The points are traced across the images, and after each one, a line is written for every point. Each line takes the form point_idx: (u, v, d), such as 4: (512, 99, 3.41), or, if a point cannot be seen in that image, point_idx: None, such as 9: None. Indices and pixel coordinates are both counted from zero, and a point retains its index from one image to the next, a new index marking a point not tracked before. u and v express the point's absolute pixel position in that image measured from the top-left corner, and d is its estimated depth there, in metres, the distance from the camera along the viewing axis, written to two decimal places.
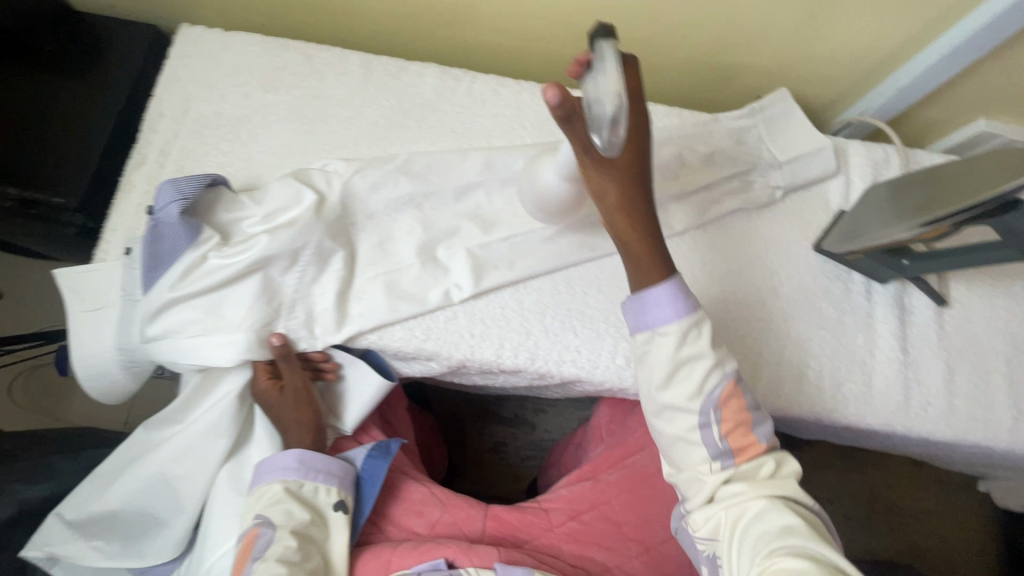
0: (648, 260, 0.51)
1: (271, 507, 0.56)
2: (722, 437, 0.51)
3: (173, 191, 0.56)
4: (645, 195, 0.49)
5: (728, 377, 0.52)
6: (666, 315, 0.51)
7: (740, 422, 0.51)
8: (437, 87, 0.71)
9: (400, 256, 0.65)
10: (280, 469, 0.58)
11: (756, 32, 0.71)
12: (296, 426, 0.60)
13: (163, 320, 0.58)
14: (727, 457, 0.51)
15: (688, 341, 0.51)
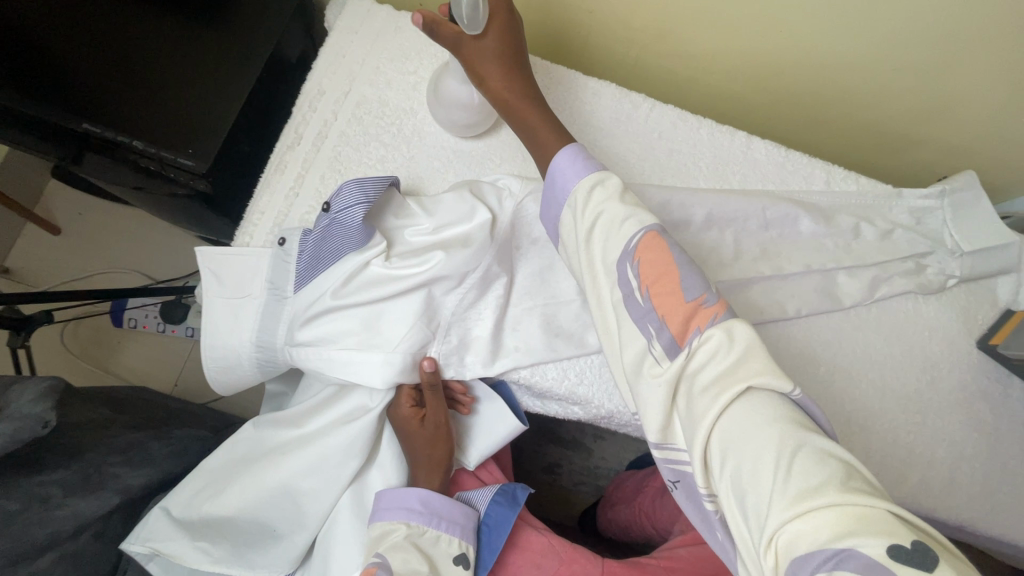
0: (540, 124, 0.52)
1: (392, 552, 0.51)
2: (642, 294, 0.42)
3: (359, 193, 0.51)
4: (522, 72, 0.53)
5: (645, 232, 0.43)
6: (571, 177, 0.48)
7: (665, 273, 0.41)
8: (613, 113, 0.67)
9: (561, 289, 0.60)
10: (403, 509, 0.54)
11: (952, 107, 0.65)
12: (430, 465, 0.56)
13: (315, 327, 0.53)
14: (651, 320, 0.41)
15: (593, 203, 0.46)
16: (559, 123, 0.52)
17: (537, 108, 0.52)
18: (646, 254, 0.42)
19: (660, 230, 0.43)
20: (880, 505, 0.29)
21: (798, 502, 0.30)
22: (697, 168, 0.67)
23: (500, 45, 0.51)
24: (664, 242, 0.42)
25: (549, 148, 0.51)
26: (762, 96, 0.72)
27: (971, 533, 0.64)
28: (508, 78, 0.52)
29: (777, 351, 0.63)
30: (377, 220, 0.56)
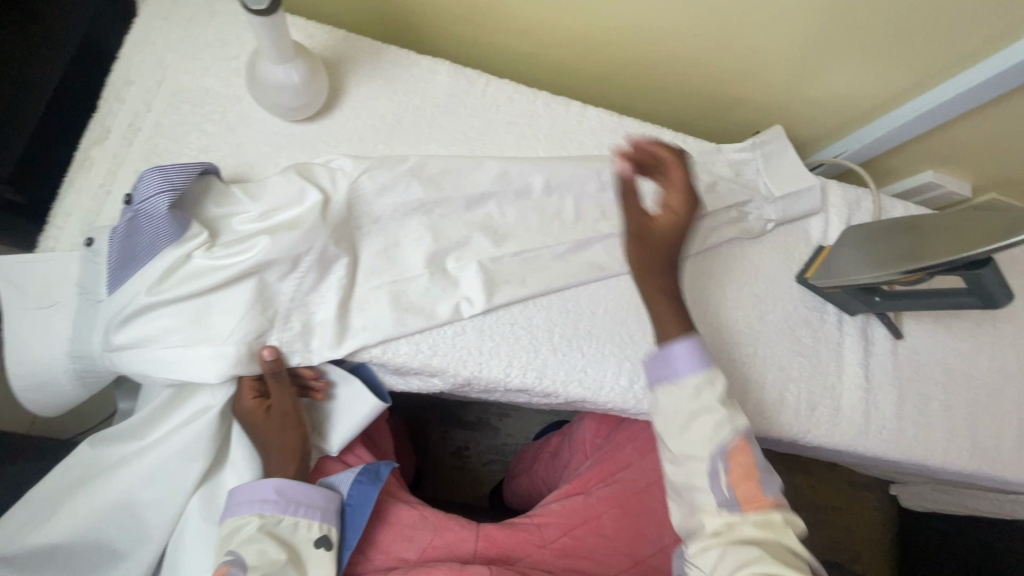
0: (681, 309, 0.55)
1: (244, 546, 0.51)
2: (727, 486, 0.48)
3: (161, 180, 0.49)
4: (657, 260, 0.56)
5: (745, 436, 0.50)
6: (685, 369, 0.52)
7: (751, 476, 0.48)
8: (450, 89, 0.68)
9: (408, 265, 0.61)
10: (256, 502, 0.52)
11: (757, 69, 0.73)
12: (283, 453, 0.55)
13: (135, 327, 0.50)
14: (733, 508, 0.48)
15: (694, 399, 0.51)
16: (690, 313, 0.56)
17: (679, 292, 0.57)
18: (739, 455, 0.49)
19: (748, 434, 0.50)
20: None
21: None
22: (537, 139, 0.69)
23: (669, 248, 0.56)
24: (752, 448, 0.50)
25: (671, 331, 0.54)
26: (597, 66, 0.76)
27: (802, 443, 0.72)
28: (656, 277, 0.56)
29: (623, 303, 0.67)
30: (194, 209, 0.53)
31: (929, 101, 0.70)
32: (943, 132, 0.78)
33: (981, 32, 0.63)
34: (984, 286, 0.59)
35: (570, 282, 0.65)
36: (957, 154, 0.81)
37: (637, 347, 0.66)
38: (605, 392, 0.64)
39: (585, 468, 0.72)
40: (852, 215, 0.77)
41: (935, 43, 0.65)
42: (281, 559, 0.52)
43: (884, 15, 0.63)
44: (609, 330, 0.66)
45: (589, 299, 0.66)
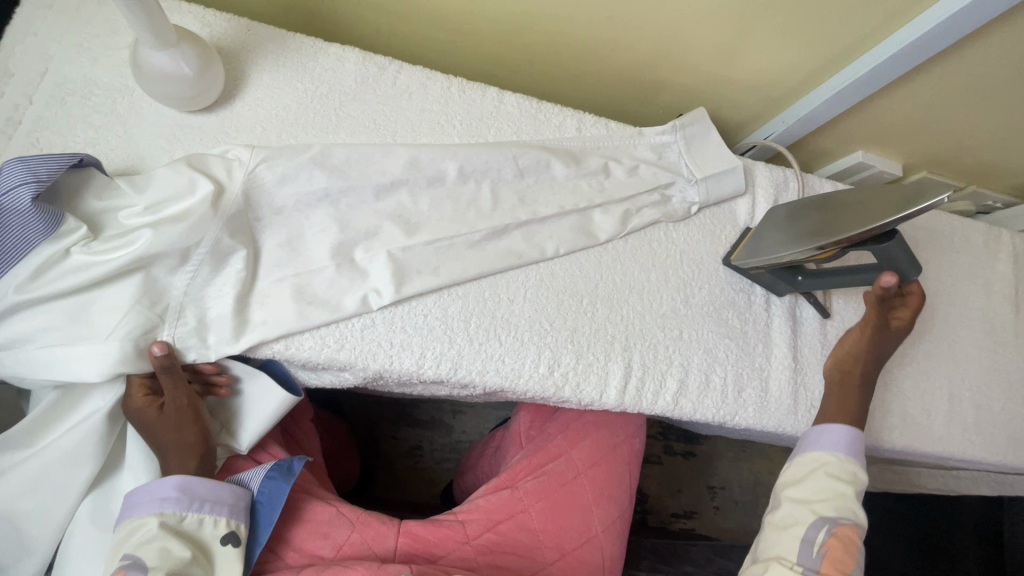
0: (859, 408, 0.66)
1: (143, 546, 0.48)
2: (819, 552, 0.55)
3: (24, 171, 0.47)
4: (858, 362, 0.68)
5: (855, 521, 0.58)
6: (833, 443, 0.62)
7: (843, 561, 0.55)
8: (358, 77, 0.66)
9: (313, 257, 0.59)
10: (156, 500, 0.50)
11: (676, 51, 0.72)
12: (181, 450, 0.52)
13: (10, 327, 0.48)
14: (814, 566, 0.55)
15: (826, 464, 0.61)
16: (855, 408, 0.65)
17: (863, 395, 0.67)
18: (844, 537, 0.56)
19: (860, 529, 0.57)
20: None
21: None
22: (452, 125, 0.68)
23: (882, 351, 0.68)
24: (857, 532, 0.57)
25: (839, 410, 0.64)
26: (516, 52, 0.75)
27: (733, 426, 0.72)
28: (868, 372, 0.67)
29: (542, 290, 0.66)
30: (70, 203, 0.51)
31: (846, 77, 0.70)
32: (864, 111, 0.79)
33: (885, 6, 0.63)
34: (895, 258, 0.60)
35: (486, 269, 0.64)
36: (883, 132, 0.82)
37: (557, 335, 0.65)
38: (524, 380, 0.63)
39: (515, 460, 0.69)
40: (778, 195, 0.77)
41: (843, 18, 0.65)
42: (185, 558, 0.49)
43: None
44: (528, 318, 0.65)
45: (507, 287, 0.65)
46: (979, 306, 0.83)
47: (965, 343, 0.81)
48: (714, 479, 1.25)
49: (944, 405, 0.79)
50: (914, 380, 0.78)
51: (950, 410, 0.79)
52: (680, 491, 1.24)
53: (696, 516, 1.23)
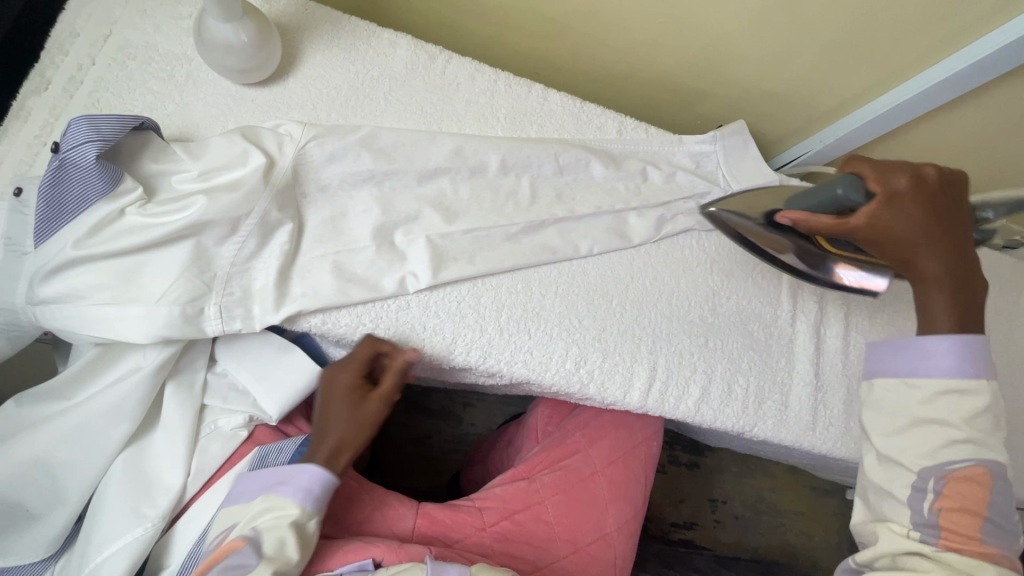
0: (977, 293, 0.53)
1: (269, 528, 0.47)
2: (934, 510, 0.49)
3: (90, 129, 0.48)
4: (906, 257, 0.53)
5: (981, 462, 0.49)
6: (936, 367, 0.51)
7: (964, 513, 0.48)
8: (409, 64, 0.67)
9: (354, 236, 0.60)
10: (300, 488, 0.49)
11: (723, 60, 0.72)
12: (338, 444, 0.52)
13: (61, 281, 0.49)
14: (932, 528, 0.49)
15: (927, 398, 0.51)
16: (974, 298, 0.53)
17: (970, 276, 0.53)
18: (963, 484, 0.49)
19: (987, 470, 0.48)
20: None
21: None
22: (496, 118, 0.69)
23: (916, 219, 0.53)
24: (981, 475, 0.49)
25: (940, 323, 0.52)
26: (563, 51, 0.76)
27: (750, 437, 0.72)
28: (946, 256, 0.53)
29: (573, 288, 0.67)
30: (128, 164, 0.52)
31: (889, 101, 0.70)
32: (904, 135, 0.79)
33: (934, 34, 0.64)
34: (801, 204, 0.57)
35: (520, 262, 0.64)
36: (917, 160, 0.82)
37: (586, 332, 0.66)
38: (550, 374, 0.64)
39: (532, 454, 0.70)
40: None
41: (892, 43, 0.66)
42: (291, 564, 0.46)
43: (849, 9, 0.63)
44: (558, 314, 0.65)
45: (540, 282, 0.66)
46: (1002, 340, 0.83)
47: None
48: (716, 493, 1.25)
49: None
50: None
51: None
52: (681, 501, 1.24)
53: (696, 527, 1.23)
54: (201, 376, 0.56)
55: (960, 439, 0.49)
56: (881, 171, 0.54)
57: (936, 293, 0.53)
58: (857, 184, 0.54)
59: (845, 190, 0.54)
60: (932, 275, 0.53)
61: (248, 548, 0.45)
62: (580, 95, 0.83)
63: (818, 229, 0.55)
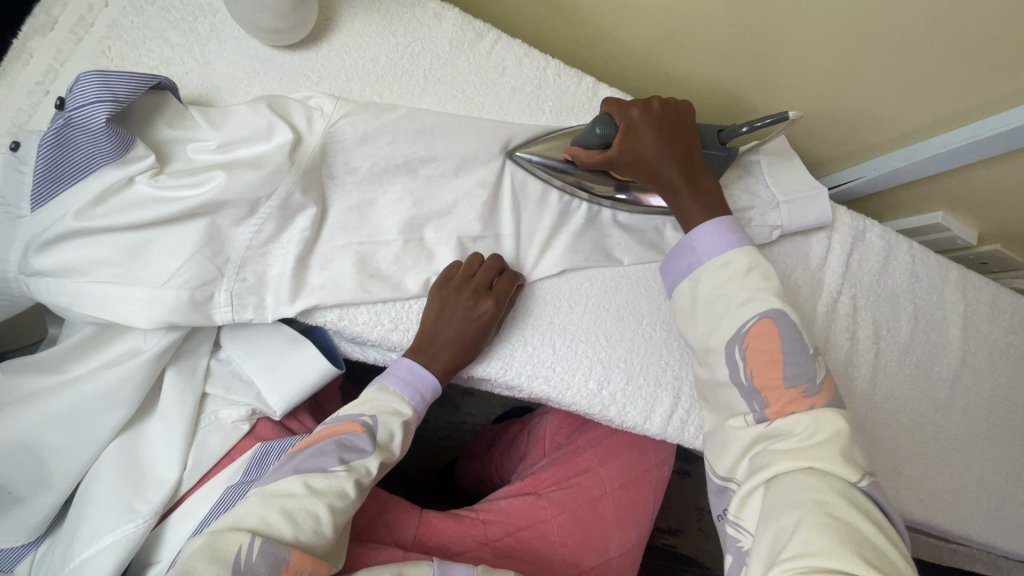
0: (712, 181, 0.56)
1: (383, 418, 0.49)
2: (746, 373, 0.48)
3: (101, 87, 0.43)
4: (659, 169, 0.54)
5: (762, 317, 0.48)
6: (717, 244, 0.52)
7: (771, 361, 0.47)
8: (453, 41, 0.61)
9: (380, 227, 0.55)
10: (413, 389, 0.51)
11: (788, 73, 0.65)
12: (444, 349, 0.52)
13: (61, 253, 0.45)
14: (753, 397, 0.47)
15: (718, 277, 0.51)
16: (711, 184, 0.55)
17: (702, 169, 0.56)
18: (757, 339, 0.47)
19: (774, 320, 0.47)
20: (837, 495, 0.40)
21: (783, 504, 0.40)
22: (542, 109, 0.63)
23: (656, 140, 0.54)
24: (768, 327, 0.48)
25: (692, 214, 0.54)
26: (617, 42, 0.69)
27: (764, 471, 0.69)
28: (683, 158, 0.55)
29: (603, 303, 0.62)
30: (142, 128, 0.48)
31: (962, 136, 0.63)
32: (972, 170, 0.71)
33: None
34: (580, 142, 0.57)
35: (550, 272, 0.60)
36: (975, 201, 0.75)
37: (611, 351, 0.62)
38: (570, 394, 0.60)
39: (540, 467, 0.68)
40: (855, 245, 0.74)
41: (972, 83, 0.60)
42: (389, 460, 0.48)
43: (939, 35, 0.57)
44: (585, 328, 0.61)
45: (569, 295, 0.61)
46: None
47: (1010, 426, 0.78)
48: (702, 502, 1.24)
49: (974, 485, 0.75)
50: (950, 455, 0.75)
51: (980, 492, 0.75)
52: (668, 507, 1.23)
53: (679, 534, 1.22)
54: (204, 363, 0.53)
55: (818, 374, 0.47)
56: (618, 105, 0.55)
57: (682, 192, 0.54)
58: (606, 122, 0.55)
59: (603, 128, 0.55)
60: (676, 179, 0.54)
61: (367, 436, 0.47)
62: (625, 89, 0.76)
63: (593, 164, 0.56)
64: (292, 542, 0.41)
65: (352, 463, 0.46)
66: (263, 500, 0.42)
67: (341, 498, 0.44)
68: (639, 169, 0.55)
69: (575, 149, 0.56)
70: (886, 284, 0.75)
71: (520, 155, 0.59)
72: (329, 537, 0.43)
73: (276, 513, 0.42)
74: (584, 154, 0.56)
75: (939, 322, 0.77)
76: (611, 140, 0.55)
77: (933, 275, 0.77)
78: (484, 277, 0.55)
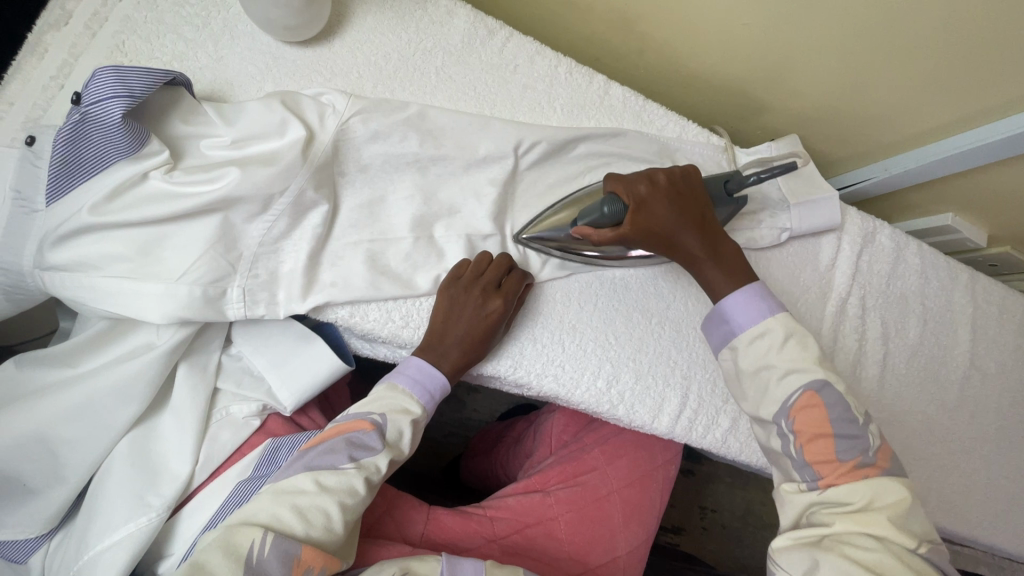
0: (734, 246, 0.54)
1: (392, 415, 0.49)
2: (797, 446, 0.47)
3: (117, 82, 0.44)
4: (678, 243, 0.54)
5: (810, 389, 0.47)
6: (757, 315, 0.50)
7: (821, 435, 0.46)
8: (466, 39, 0.61)
9: (391, 224, 0.55)
10: (421, 386, 0.52)
11: (800, 72, 0.65)
12: (453, 347, 0.53)
13: (75, 248, 0.45)
14: (804, 469, 0.46)
15: (759, 348, 0.49)
16: (734, 250, 0.54)
17: (720, 236, 0.55)
18: (805, 412, 0.46)
19: (819, 389, 0.46)
20: (894, 562, 0.41)
21: (836, 555, 0.41)
22: (553, 108, 0.63)
23: (671, 215, 0.53)
24: (816, 399, 0.47)
25: (718, 287, 0.53)
26: (628, 40, 0.69)
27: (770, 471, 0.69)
28: (701, 230, 0.54)
29: (613, 301, 0.62)
30: (156, 123, 0.48)
31: (974, 139, 0.62)
32: (984, 172, 0.70)
33: None
34: (584, 222, 0.55)
35: (559, 271, 0.60)
36: (986, 203, 0.74)
37: (620, 351, 0.62)
38: (579, 392, 0.60)
39: (548, 465, 0.68)
40: (865, 246, 0.73)
41: (974, 91, 0.60)
42: (400, 457, 0.49)
43: (952, 37, 0.56)
44: (595, 328, 0.61)
45: (579, 293, 0.61)
46: None
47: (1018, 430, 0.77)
48: (706, 500, 1.24)
49: (981, 488, 0.75)
50: (957, 459, 0.75)
51: (987, 495, 0.75)
52: (672, 506, 1.23)
53: (683, 532, 1.23)
54: (215, 358, 0.53)
55: (829, 385, 0.47)
56: (624, 184, 0.54)
57: (706, 265, 0.53)
58: (615, 202, 0.53)
59: (611, 207, 0.53)
60: (697, 251, 0.53)
61: (376, 435, 0.47)
62: (637, 87, 0.76)
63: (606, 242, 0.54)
64: (303, 538, 0.41)
65: (362, 461, 0.46)
66: (274, 496, 0.43)
67: (350, 495, 0.44)
68: (657, 245, 0.54)
69: (583, 230, 0.54)
70: (896, 286, 0.75)
71: (525, 236, 0.58)
72: (340, 534, 0.43)
73: (287, 510, 0.42)
74: (596, 234, 0.54)
75: (949, 325, 0.76)
76: (624, 219, 0.54)
77: (943, 277, 0.77)
78: (493, 275, 0.55)
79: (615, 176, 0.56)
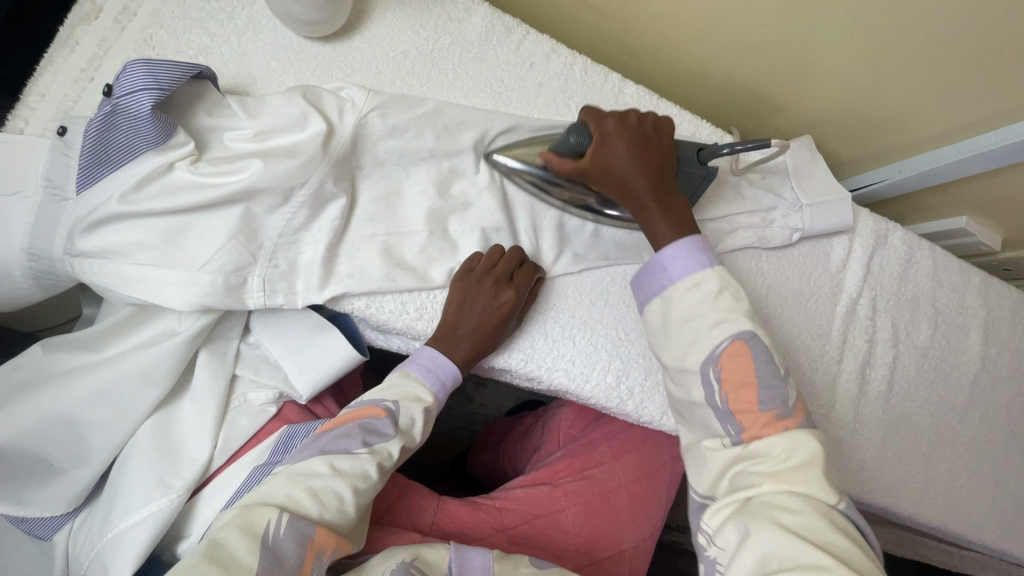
0: (684, 202, 0.54)
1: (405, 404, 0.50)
2: (721, 395, 0.46)
3: (146, 75, 0.45)
4: (630, 187, 0.53)
5: (735, 340, 0.47)
6: (690, 266, 0.50)
7: (745, 384, 0.46)
8: (483, 36, 0.62)
9: (407, 218, 0.56)
10: (433, 377, 0.53)
11: (816, 72, 0.65)
12: (465, 338, 0.53)
13: (103, 235, 0.46)
14: (728, 421, 0.46)
15: (691, 298, 0.49)
16: (682, 204, 0.53)
17: (673, 188, 0.54)
18: (731, 361, 0.46)
19: (751, 340, 0.47)
20: (817, 516, 0.40)
21: (761, 521, 0.40)
22: (567, 105, 0.64)
23: (629, 156, 0.53)
24: (741, 349, 0.46)
25: (660, 235, 0.52)
26: (642, 37, 0.69)
27: None
28: (655, 179, 0.53)
29: (625, 298, 0.63)
30: (182, 116, 0.49)
31: (991, 141, 0.62)
32: (999, 175, 0.70)
33: None
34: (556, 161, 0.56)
35: (571, 267, 0.61)
36: (1002, 207, 0.74)
37: (631, 346, 0.62)
38: (590, 387, 0.61)
39: (556, 459, 0.69)
40: (877, 248, 0.73)
41: (984, 91, 0.60)
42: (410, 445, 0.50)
43: (972, 39, 0.56)
44: (605, 323, 0.62)
45: (591, 289, 0.62)
46: None
47: None
48: None
49: (989, 492, 0.75)
50: (966, 461, 0.75)
51: (995, 498, 0.75)
52: (678, 504, 1.24)
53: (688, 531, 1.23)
54: (234, 346, 0.54)
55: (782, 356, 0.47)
56: (596, 117, 0.54)
57: (652, 212, 0.52)
58: (581, 131, 0.53)
59: (577, 137, 0.53)
60: (646, 198, 0.52)
61: (389, 422, 0.48)
62: (651, 85, 0.77)
63: (564, 173, 0.54)
64: (317, 519, 0.42)
65: (375, 447, 0.47)
66: (289, 479, 0.44)
67: (363, 479, 0.45)
68: (610, 186, 0.54)
69: (545, 157, 0.54)
70: (907, 288, 0.75)
71: (498, 160, 0.57)
72: (352, 516, 0.44)
73: (303, 491, 0.43)
74: (555, 162, 0.54)
75: (960, 328, 0.76)
76: (585, 150, 0.54)
77: (956, 280, 0.76)
78: (505, 268, 0.56)
79: (594, 108, 0.56)
